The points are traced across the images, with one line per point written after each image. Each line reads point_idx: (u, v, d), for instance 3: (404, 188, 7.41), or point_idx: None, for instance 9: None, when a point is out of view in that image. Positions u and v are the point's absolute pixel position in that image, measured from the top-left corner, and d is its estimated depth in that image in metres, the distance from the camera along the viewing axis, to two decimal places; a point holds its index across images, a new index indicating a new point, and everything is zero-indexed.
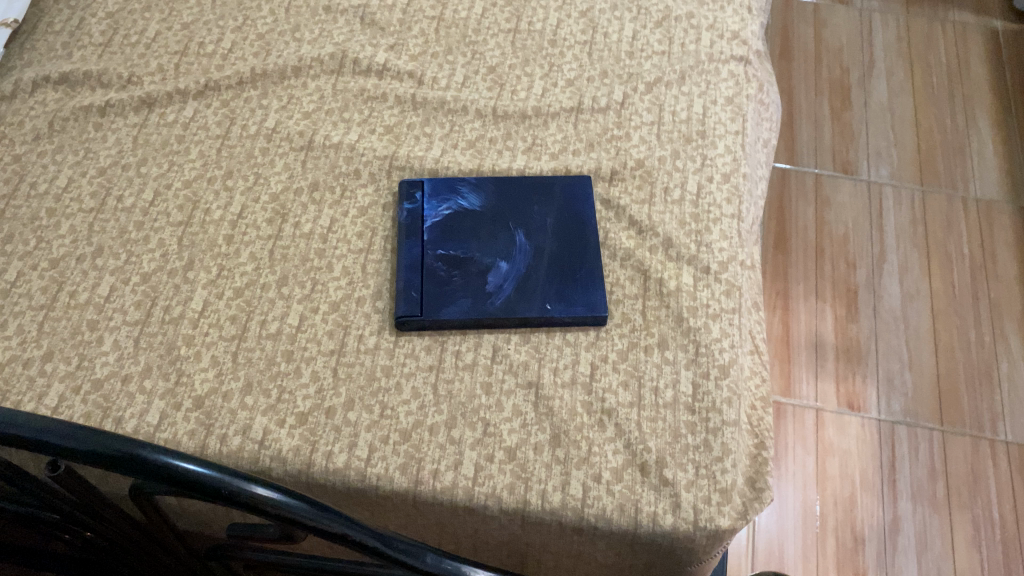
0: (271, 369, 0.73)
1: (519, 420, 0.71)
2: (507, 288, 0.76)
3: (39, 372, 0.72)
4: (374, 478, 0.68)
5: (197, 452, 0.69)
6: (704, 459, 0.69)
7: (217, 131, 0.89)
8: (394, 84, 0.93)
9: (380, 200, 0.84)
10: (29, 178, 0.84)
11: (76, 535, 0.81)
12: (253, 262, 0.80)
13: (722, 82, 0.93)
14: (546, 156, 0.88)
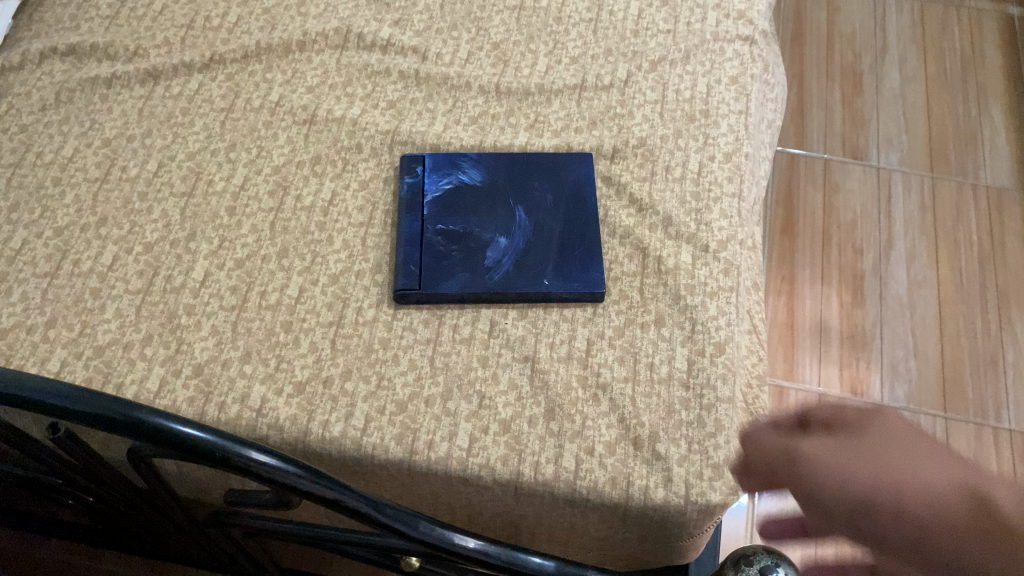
0: (270, 339, 0.74)
1: (514, 393, 0.71)
2: (505, 263, 0.77)
3: (42, 338, 0.73)
4: (370, 447, 0.69)
5: (196, 418, 0.70)
6: (697, 434, 0.69)
7: (221, 104, 0.89)
8: (398, 59, 0.93)
9: (381, 174, 0.85)
10: (35, 148, 0.85)
11: (78, 500, 0.82)
12: (255, 233, 0.80)
13: (727, 61, 0.93)
14: (548, 133, 0.88)
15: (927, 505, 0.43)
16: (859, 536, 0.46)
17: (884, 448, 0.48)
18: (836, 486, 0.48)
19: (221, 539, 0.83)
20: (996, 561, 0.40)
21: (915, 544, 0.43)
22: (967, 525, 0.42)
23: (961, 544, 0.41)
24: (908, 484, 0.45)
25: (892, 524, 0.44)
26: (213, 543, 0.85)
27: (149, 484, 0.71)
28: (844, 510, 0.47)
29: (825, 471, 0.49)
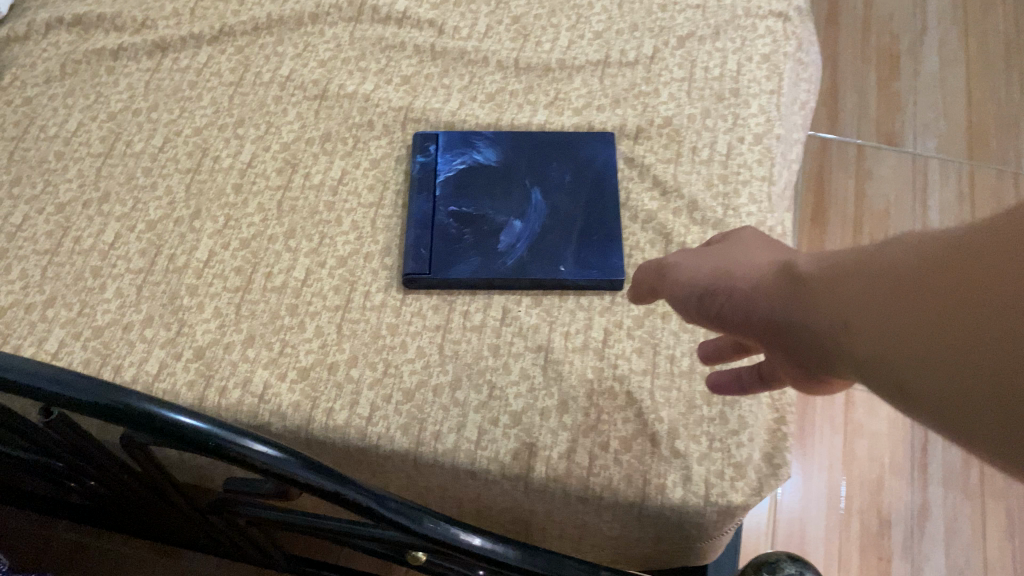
0: (274, 323, 0.71)
1: (526, 384, 0.68)
2: (520, 248, 0.73)
3: (40, 317, 0.71)
4: (375, 437, 0.65)
5: (195, 403, 0.67)
6: (719, 431, 0.65)
7: (230, 77, 0.86)
8: (414, 33, 0.90)
9: (393, 152, 0.81)
10: (39, 121, 0.82)
11: (80, 482, 0.80)
12: (261, 213, 0.78)
13: (759, 38, 0.88)
14: (569, 111, 0.84)
15: (757, 276, 0.44)
16: (709, 318, 0.47)
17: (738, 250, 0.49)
18: (688, 279, 0.49)
19: (224, 526, 0.81)
20: (797, 305, 0.39)
21: (744, 310, 0.44)
22: (777, 281, 0.42)
23: (774, 296, 0.41)
24: (744, 268, 0.46)
25: (732, 304, 0.45)
26: (217, 529, 0.82)
27: (145, 470, 0.68)
28: (694, 297, 0.48)
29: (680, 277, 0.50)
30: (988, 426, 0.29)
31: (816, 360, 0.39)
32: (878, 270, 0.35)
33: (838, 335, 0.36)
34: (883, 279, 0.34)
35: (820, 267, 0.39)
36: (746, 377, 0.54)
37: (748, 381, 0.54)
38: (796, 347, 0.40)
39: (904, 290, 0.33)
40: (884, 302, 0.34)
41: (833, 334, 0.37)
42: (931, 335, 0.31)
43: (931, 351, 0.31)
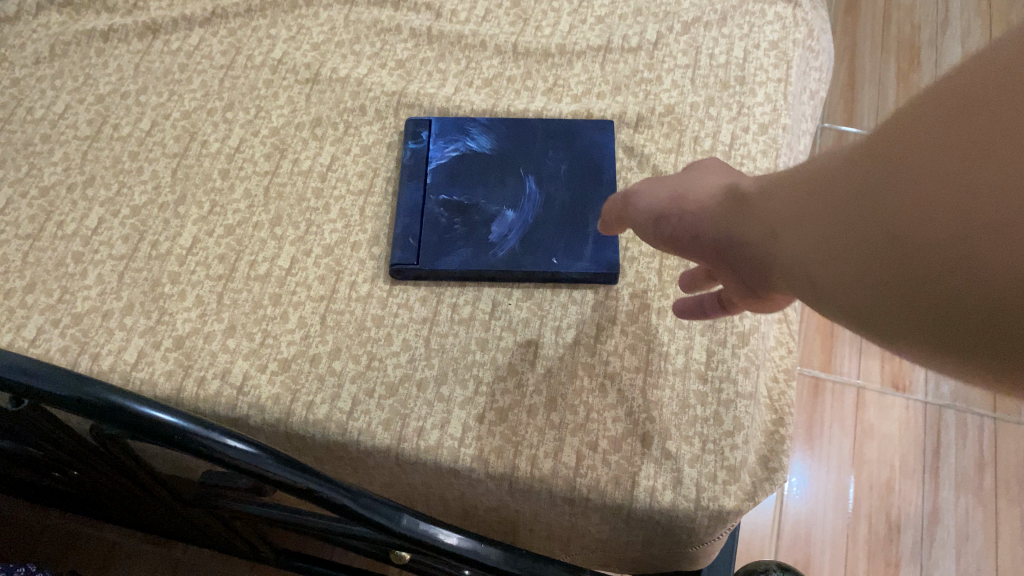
0: (257, 313, 0.69)
1: (514, 379, 0.66)
2: (512, 239, 0.71)
3: (19, 303, 0.70)
4: (355, 433, 0.63)
5: (173, 394, 0.65)
6: (713, 432, 0.62)
7: (221, 60, 0.84)
8: (410, 16, 0.87)
9: (385, 138, 0.79)
10: (26, 103, 0.81)
11: (63, 472, 0.79)
12: (248, 199, 0.76)
13: (767, 25, 0.85)
14: (567, 98, 0.81)
15: (704, 202, 0.49)
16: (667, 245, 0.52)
17: (689, 173, 0.53)
18: (642, 203, 0.53)
19: (208, 518, 0.79)
20: (736, 223, 0.44)
21: (693, 234, 0.49)
22: (720, 206, 0.47)
23: (719, 217, 0.46)
24: (695, 194, 0.51)
25: (685, 226, 0.49)
26: (203, 521, 0.81)
27: (119, 461, 0.66)
28: (649, 220, 0.52)
29: (634, 200, 0.54)
30: (880, 314, 0.35)
31: (753, 275, 0.45)
32: (796, 188, 0.40)
33: (767, 247, 0.42)
34: (807, 191, 0.39)
35: (755, 189, 0.44)
36: (706, 303, 0.58)
37: (710, 308, 0.58)
38: (740, 264, 0.45)
39: (813, 203, 0.38)
40: (801, 215, 0.39)
41: (762, 248, 0.42)
42: (831, 240, 0.36)
43: (833, 252, 0.36)
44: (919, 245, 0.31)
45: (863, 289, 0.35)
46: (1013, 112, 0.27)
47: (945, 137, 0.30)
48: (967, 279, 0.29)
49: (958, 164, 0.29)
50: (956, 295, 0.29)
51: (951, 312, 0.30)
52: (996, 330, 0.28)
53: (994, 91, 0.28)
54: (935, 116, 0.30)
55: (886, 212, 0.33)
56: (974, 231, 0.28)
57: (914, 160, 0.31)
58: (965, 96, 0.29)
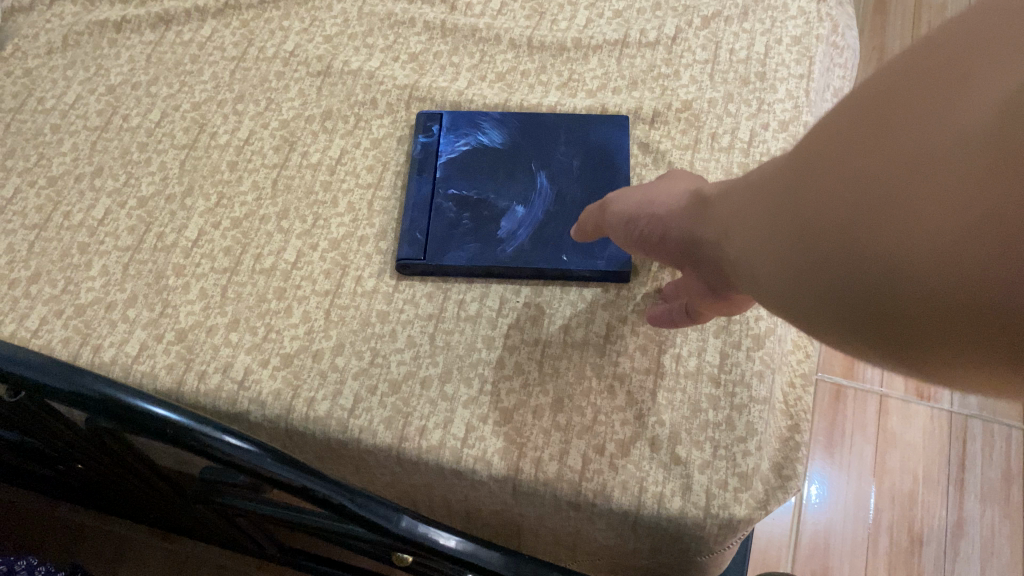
0: (261, 306, 0.68)
1: (520, 379, 0.64)
2: (521, 235, 0.69)
3: (23, 294, 0.69)
4: (356, 431, 0.61)
5: (174, 387, 0.64)
6: (725, 438, 0.60)
7: (233, 51, 0.83)
8: (425, 9, 0.86)
9: (396, 132, 0.78)
10: (37, 93, 0.81)
11: (69, 466, 0.78)
12: (255, 191, 0.75)
13: (790, 20, 0.82)
14: (582, 93, 0.80)
15: (674, 204, 0.55)
16: (643, 237, 0.58)
17: (662, 181, 0.60)
18: (616, 208, 0.60)
19: (210, 515, 0.78)
20: (698, 222, 0.51)
21: (665, 234, 0.55)
22: (689, 208, 0.53)
23: (685, 219, 0.53)
24: (666, 199, 0.57)
25: (652, 227, 0.56)
26: (207, 517, 0.80)
27: (120, 455, 0.65)
28: (621, 224, 0.59)
29: (608, 206, 0.61)
30: (785, 299, 0.41)
31: (713, 269, 0.51)
32: (743, 194, 0.46)
33: (719, 243, 0.48)
34: (744, 195, 0.46)
35: (716, 196, 0.51)
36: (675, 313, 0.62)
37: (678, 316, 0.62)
38: (701, 264, 0.52)
39: (752, 206, 0.44)
40: (743, 216, 0.45)
41: (717, 245, 0.49)
42: (754, 236, 0.44)
43: (763, 246, 0.42)
44: (827, 234, 0.37)
45: (785, 278, 0.41)
46: (895, 124, 0.34)
47: (849, 144, 0.36)
48: (865, 257, 0.35)
49: (859, 165, 0.35)
50: (854, 274, 0.36)
51: (850, 290, 0.36)
52: (884, 302, 0.34)
53: (887, 105, 0.34)
54: (843, 129, 0.37)
55: (801, 207, 0.39)
56: (871, 217, 0.34)
57: (825, 164, 0.38)
58: (866, 112, 0.36)
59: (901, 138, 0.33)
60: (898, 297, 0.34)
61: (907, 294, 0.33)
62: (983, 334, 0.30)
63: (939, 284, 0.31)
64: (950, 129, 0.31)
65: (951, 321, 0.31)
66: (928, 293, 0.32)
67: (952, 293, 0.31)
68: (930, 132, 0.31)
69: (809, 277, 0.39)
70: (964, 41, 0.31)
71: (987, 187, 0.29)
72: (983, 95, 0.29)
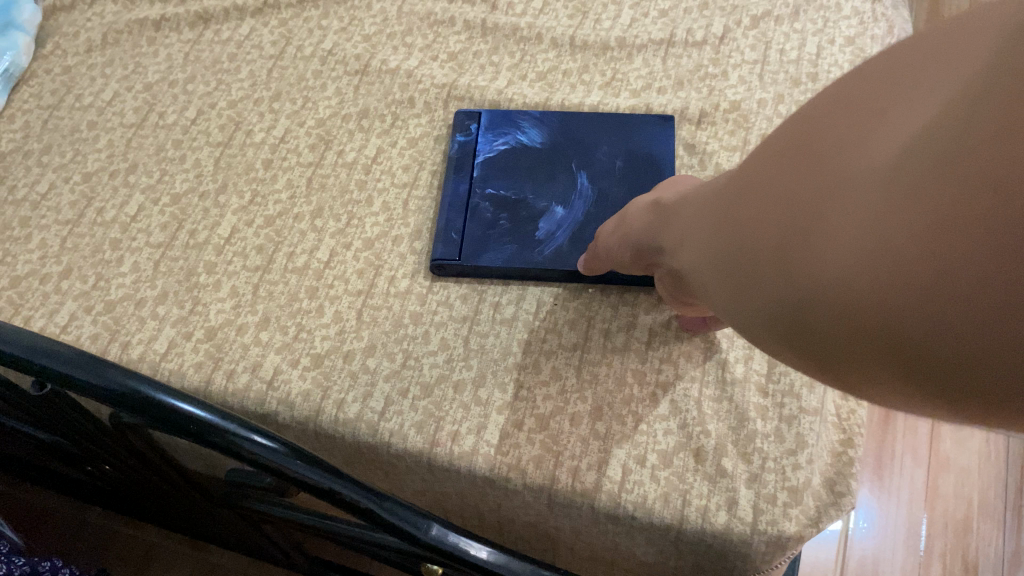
0: (292, 305, 0.66)
1: (557, 385, 0.61)
2: (560, 236, 0.67)
3: (54, 289, 0.68)
4: (386, 435, 0.59)
5: (202, 386, 0.63)
6: (774, 450, 0.57)
7: (271, 50, 0.83)
8: (465, 8, 0.85)
9: (433, 131, 0.76)
10: (76, 90, 0.81)
11: (96, 467, 0.76)
12: (290, 190, 0.73)
13: (843, 20, 0.79)
14: (625, 93, 0.77)
15: (640, 217, 0.53)
16: (622, 258, 0.56)
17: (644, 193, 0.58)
18: (601, 235, 0.59)
19: (237, 521, 0.75)
20: (662, 228, 0.49)
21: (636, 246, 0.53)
22: (653, 217, 0.51)
23: (650, 227, 0.51)
24: (634, 214, 0.55)
25: (623, 244, 0.55)
26: (232, 524, 0.77)
27: (146, 454, 0.63)
28: (605, 248, 0.58)
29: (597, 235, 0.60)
30: (726, 312, 0.39)
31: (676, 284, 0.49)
32: (691, 211, 0.44)
33: (677, 251, 0.45)
34: (698, 202, 0.43)
35: (677, 202, 0.48)
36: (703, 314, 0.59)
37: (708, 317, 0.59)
38: (665, 275, 0.50)
39: (698, 225, 0.42)
40: (695, 227, 0.42)
41: (675, 255, 0.46)
42: (701, 248, 0.41)
43: (709, 259, 0.40)
44: (762, 254, 0.34)
45: (725, 299, 0.38)
46: (823, 142, 0.30)
47: (783, 159, 0.33)
48: (792, 281, 0.32)
49: (786, 182, 0.33)
50: (785, 300, 0.33)
51: (777, 317, 0.34)
52: (812, 330, 0.32)
53: (807, 121, 0.32)
54: (778, 142, 0.34)
55: (738, 223, 0.36)
56: (801, 242, 0.31)
57: (754, 183, 0.35)
58: (799, 126, 0.32)
59: (832, 160, 0.30)
60: (822, 327, 0.31)
61: (832, 328, 0.30)
62: (909, 371, 0.28)
63: (866, 319, 0.28)
64: (873, 149, 0.28)
65: (876, 354, 0.29)
66: (852, 325, 0.29)
67: (877, 328, 0.28)
68: (859, 156, 0.28)
69: (745, 299, 0.36)
70: (907, 55, 0.28)
71: (912, 218, 0.26)
72: (909, 116, 0.26)
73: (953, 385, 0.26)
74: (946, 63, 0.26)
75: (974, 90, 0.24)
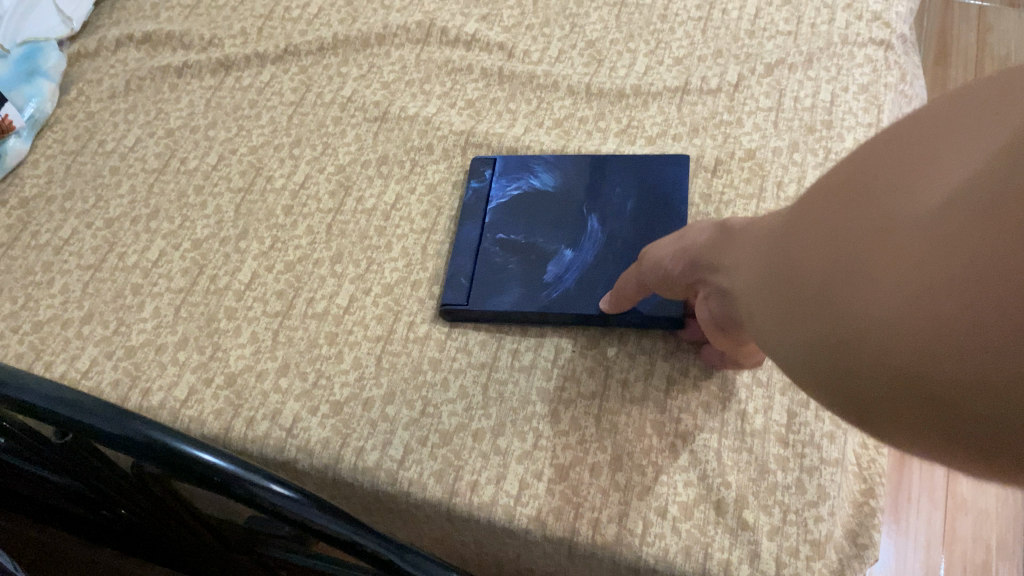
0: (312, 351, 0.67)
1: (576, 435, 0.61)
2: (568, 280, 0.67)
3: (75, 334, 0.69)
4: (406, 483, 0.59)
5: (221, 433, 0.63)
6: (796, 502, 0.56)
7: (291, 97, 0.84)
8: (483, 56, 0.86)
9: (451, 177, 0.77)
10: (99, 136, 0.82)
11: (112, 512, 0.76)
12: (310, 235, 0.74)
13: (856, 68, 0.80)
14: (641, 140, 0.78)
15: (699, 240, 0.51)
16: (672, 276, 0.54)
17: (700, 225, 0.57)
18: (650, 250, 0.56)
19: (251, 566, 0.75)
20: (716, 254, 0.48)
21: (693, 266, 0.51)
22: (711, 240, 0.49)
23: (705, 252, 0.50)
24: (695, 234, 0.52)
25: (678, 263, 0.53)
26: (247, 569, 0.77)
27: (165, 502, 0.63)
28: (652, 265, 0.55)
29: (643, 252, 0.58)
30: (763, 343, 0.39)
31: (724, 310, 0.48)
32: (742, 245, 0.44)
33: (727, 280, 0.45)
34: (755, 233, 0.43)
35: (736, 228, 0.48)
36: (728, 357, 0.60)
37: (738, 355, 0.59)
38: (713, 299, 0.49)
39: (746, 260, 0.42)
40: (746, 257, 0.42)
41: (726, 282, 0.46)
42: (749, 278, 0.41)
43: (754, 291, 0.40)
44: (807, 289, 0.34)
45: (762, 334, 0.39)
46: (881, 183, 0.30)
47: (841, 196, 0.33)
48: (833, 319, 0.32)
49: (837, 224, 0.33)
50: (823, 337, 0.33)
51: (810, 353, 0.34)
52: (844, 370, 0.32)
53: (870, 161, 0.32)
54: (838, 179, 0.34)
55: (787, 257, 0.36)
56: (847, 281, 0.31)
57: (808, 219, 0.35)
58: (862, 164, 0.32)
59: (885, 202, 0.30)
60: (856, 369, 0.31)
61: (866, 369, 0.31)
62: (933, 421, 0.28)
63: (899, 363, 0.29)
64: (921, 197, 0.28)
65: (904, 400, 0.29)
66: (886, 369, 0.29)
67: (905, 373, 0.29)
68: (913, 200, 0.28)
69: (784, 333, 0.36)
70: (971, 102, 0.28)
71: (952, 269, 0.26)
72: (958, 166, 0.27)
73: (975, 442, 0.26)
74: (994, 117, 0.26)
75: (1013, 145, 0.24)
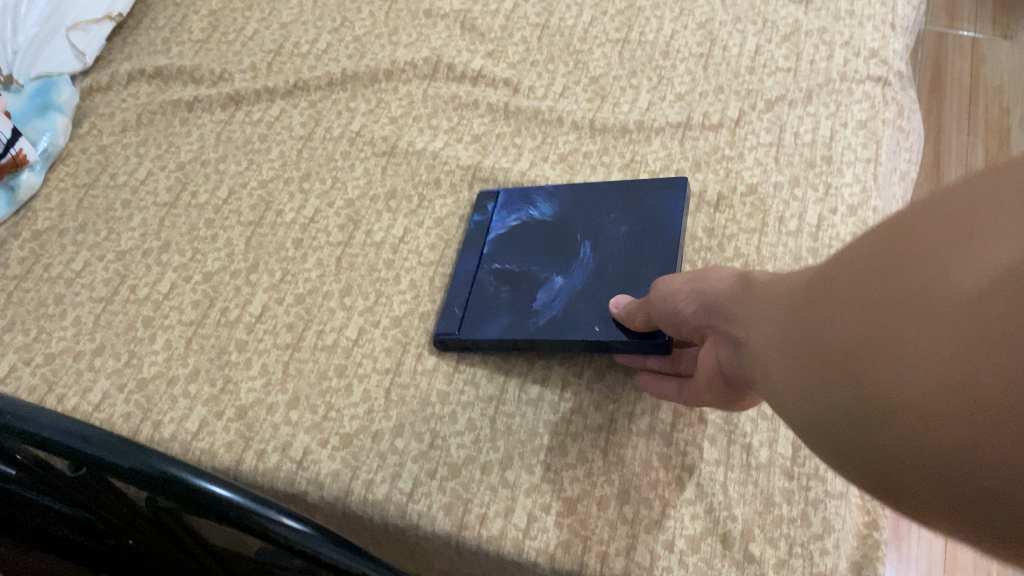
0: (321, 384, 0.67)
1: (584, 468, 0.62)
2: (555, 306, 0.66)
3: (87, 366, 0.69)
4: (416, 516, 0.60)
5: (233, 466, 0.64)
6: (801, 535, 0.57)
7: (300, 131, 0.85)
8: (489, 91, 0.87)
9: (458, 210, 0.78)
10: (110, 169, 0.83)
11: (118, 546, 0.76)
12: (319, 268, 0.75)
13: (855, 104, 0.82)
14: (644, 174, 0.79)
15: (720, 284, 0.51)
16: (684, 317, 0.54)
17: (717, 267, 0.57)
18: (663, 286, 0.57)
19: None
20: (732, 304, 0.49)
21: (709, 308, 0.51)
22: (731, 288, 0.50)
23: (721, 301, 0.50)
24: (714, 278, 0.52)
25: (695, 303, 0.53)
26: None
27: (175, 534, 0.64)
28: (665, 300, 0.56)
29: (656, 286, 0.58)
30: (780, 402, 0.40)
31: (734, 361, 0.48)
32: (762, 300, 0.44)
33: (743, 333, 0.46)
34: (776, 290, 0.44)
35: (756, 281, 0.48)
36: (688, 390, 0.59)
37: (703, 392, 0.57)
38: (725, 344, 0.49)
39: (766, 316, 0.43)
40: (767, 314, 0.43)
41: (740, 335, 0.46)
42: (770, 336, 0.42)
43: (775, 350, 0.40)
44: (833, 355, 0.35)
45: (781, 393, 0.39)
46: (914, 258, 0.31)
47: (873, 267, 0.33)
48: (857, 387, 0.33)
49: (866, 294, 0.33)
50: (848, 404, 0.33)
51: (833, 418, 0.34)
52: (866, 438, 0.32)
53: (903, 234, 0.32)
54: (869, 249, 0.34)
55: (812, 321, 0.37)
56: (875, 351, 0.32)
57: (838, 285, 0.36)
58: (894, 236, 0.33)
59: (917, 277, 0.30)
60: (878, 439, 0.32)
61: (888, 441, 0.31)
62: (951, 497, 0.28)
63: (922, 437, 0.29)
64: (954, 276, 0.29)
65: (923, 474, 0.30)
66: (909, 442, 0.30)
67: (926, 448, 0.29)
68: (946, 279, 0.29)
69: (805, 396, 0.37)
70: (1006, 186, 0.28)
71: (984, 350, 0.27)
72: (994, 250, 0.27)
73: (997, 522, 0.27)
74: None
75: None
